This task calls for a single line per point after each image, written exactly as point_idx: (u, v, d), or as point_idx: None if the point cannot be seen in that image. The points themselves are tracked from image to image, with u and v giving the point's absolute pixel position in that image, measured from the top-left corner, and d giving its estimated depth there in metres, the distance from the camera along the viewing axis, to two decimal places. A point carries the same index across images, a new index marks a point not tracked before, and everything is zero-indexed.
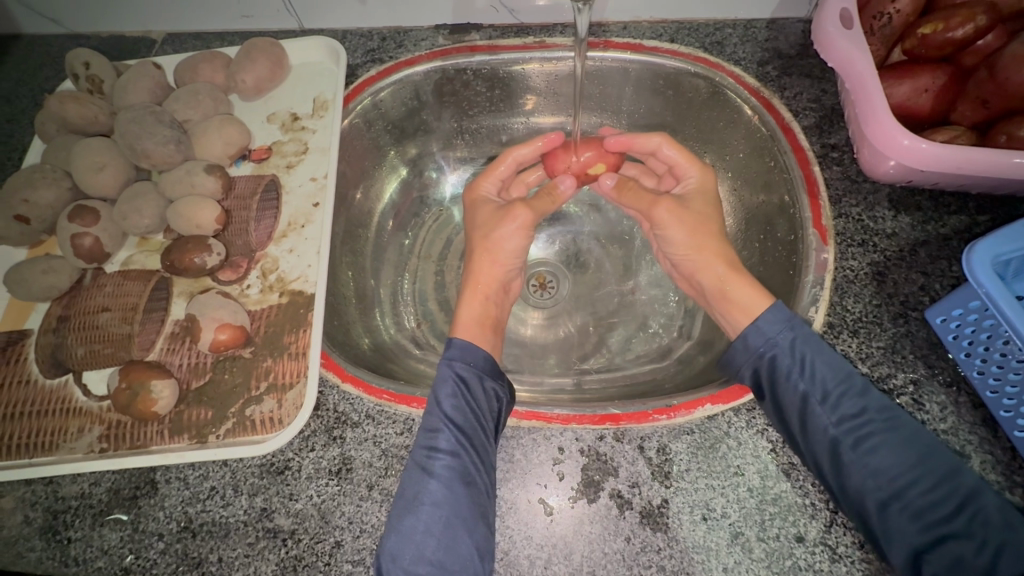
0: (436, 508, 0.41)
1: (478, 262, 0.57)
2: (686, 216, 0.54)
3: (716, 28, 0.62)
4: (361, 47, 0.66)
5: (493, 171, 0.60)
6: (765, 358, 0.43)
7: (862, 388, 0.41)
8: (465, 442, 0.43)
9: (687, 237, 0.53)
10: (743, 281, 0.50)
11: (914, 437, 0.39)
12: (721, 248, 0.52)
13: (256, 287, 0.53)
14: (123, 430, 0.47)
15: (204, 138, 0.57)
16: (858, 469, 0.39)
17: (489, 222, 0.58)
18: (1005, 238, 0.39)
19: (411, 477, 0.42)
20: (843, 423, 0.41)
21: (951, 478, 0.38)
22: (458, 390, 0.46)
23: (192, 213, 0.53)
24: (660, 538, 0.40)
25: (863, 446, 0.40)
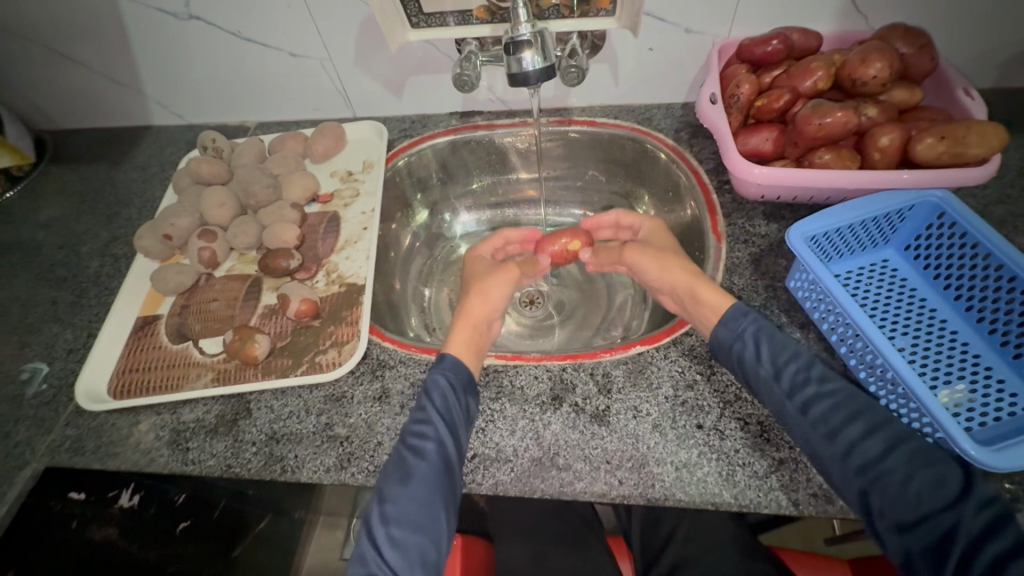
0: (425, 490, 0.53)
1: (473, 299, 0.67)
2: (648, 250, 0.69)
3: (646, 108, 0.89)
4: (397, 128, 0.95)
5: (489, 241, 0.78)
6: (733, 349, 0.57)
7: (807, 363, 0.54)
8: (447, 433, 0.55)
9: (659, 266, 0.67)
10: (708, 286, 0.62)
11: (849, 398, 0.51)
12: (685, 264, 0.65)
13: (322, 281, 0.75)
14: (230, 374, 0.67)
15: (290, 184, 0.83)
16: (811, 427, 0.51)
17: (484, 275, 0.71)
18: (812, 220, 0.61)
19: (406, 459, 0.54)
20: (795, 395, 0.53)
21: (884, 426, 0.49)
22: (446, 390, 0.58)
23: (281, 233, 0.76)
24: (604, 429, 0.58)
25: (811, 411, 0.52)
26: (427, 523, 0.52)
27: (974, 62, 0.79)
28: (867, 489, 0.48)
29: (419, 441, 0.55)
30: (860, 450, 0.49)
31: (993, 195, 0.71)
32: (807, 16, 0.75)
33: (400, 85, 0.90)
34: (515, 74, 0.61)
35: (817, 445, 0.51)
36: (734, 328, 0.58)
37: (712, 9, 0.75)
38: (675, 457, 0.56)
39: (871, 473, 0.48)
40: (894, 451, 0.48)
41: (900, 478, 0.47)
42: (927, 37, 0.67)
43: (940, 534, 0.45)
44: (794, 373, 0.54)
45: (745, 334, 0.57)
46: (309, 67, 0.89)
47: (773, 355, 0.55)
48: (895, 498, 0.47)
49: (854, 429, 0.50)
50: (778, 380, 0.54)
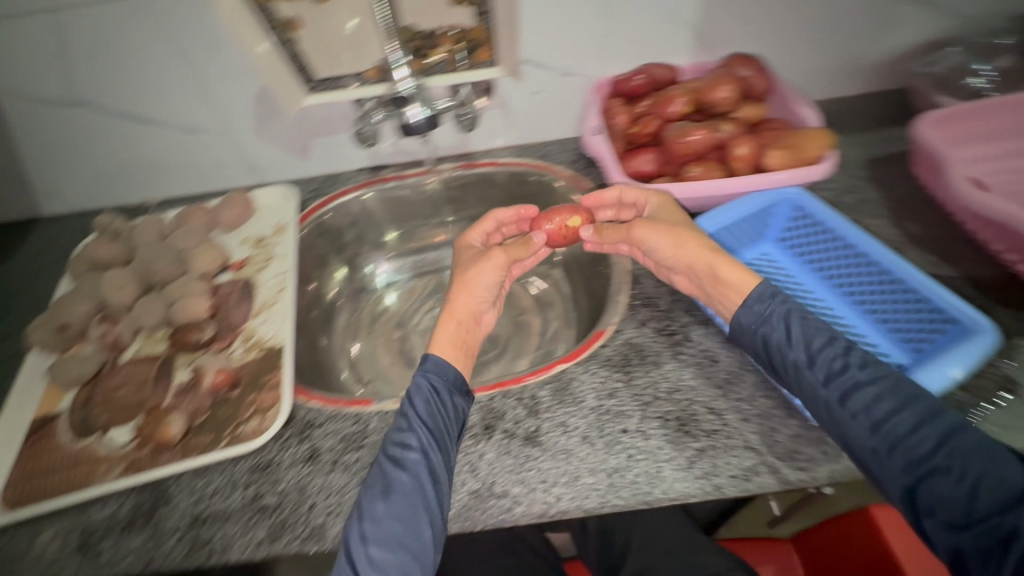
0: (407, 497, 0.53)
1: (458, 292, 0.67)
2: (662, 227, 0.66)
3: (543, 146, 0.96)
4: (306, 189, 0.96)
5: (481, 225, 0.74)
6: (759, 333, 0.59)
7: (844, 349, 0.55)
8: (430, 442, 0.56)
9: (674, 243, 0.65)
10: (729, 264, 0.61)
11: (893, 388, 0.51)
12: (702, 241, 0.63)
13: (240, 349, 0.73)
14: (143, 461, 0.63)
15: (197, 256, 0.82)
16: (852, 418, 0.51)
17: (470, 261, 0.70)
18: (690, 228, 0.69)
19: (388, 470, 0.55)
20: (832, 382, 0.53)
21: (933, 420, 0.49)
22: (430, 397, 0.59)
23: (190, 306, 0.75)
24: (536, 450, 0.60)
25: (851, 400, 0.52)
26: (410, 538, 0.52)
27: (808, 79, 0.92)
28: (915, 484, 0.47)
29: (401, 451, 0.55)
30: (908, 443, 0.48)
31: (842, 186, 0.82)
32: (666, 54, 0.86)
33: (305, 147, 0.93)
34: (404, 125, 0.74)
35: (858, 437, 0.51)
36: (759, 314, 0.59)
37: (584, 54, 0.84)
38: (606, 464, 0.58)
39: (919, 470, 0.48)
40: (943, 445, 0.47)
41: (952, 476, 0.46)
42: (762, 63, 0.79)
43: (1000, 537, 0.43)
44: (829, 359, 0.54)
45: (773, 317, 0.59)
46: (210, 140, 0.90)
47: (808, 340, 0.56)
48: (946, 496, 0.46)
49: (901, 419, 0.50)
50: (811, 368, 0.55)
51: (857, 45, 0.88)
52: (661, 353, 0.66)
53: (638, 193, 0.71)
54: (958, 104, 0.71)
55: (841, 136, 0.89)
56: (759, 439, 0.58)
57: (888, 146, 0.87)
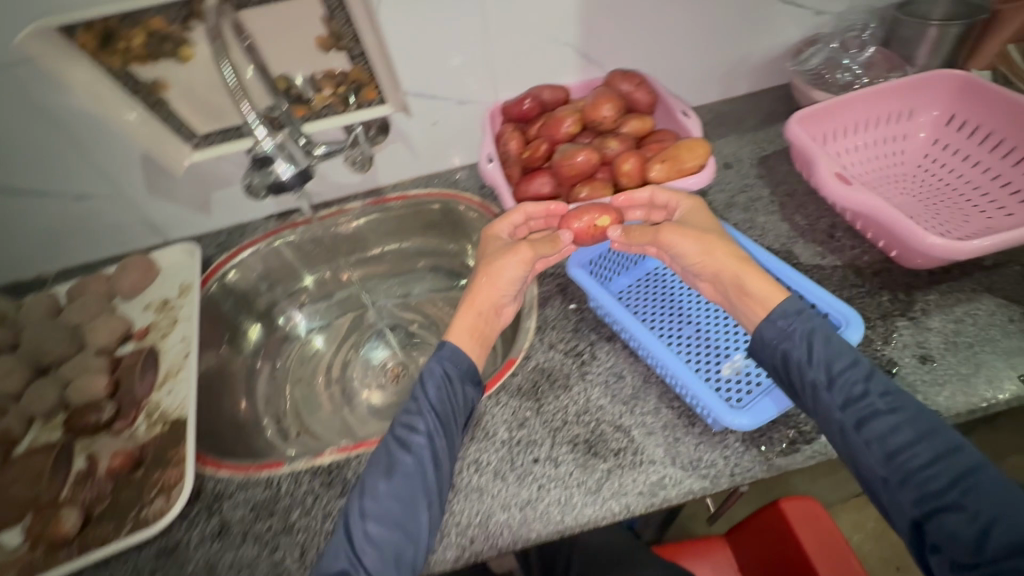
0: (409, 479, 0.54)
1: (483, 281, 0.66)
2: (690, 233, 0.63)
3: (453, 174, 0.96)
4: (213, 243, 0.94)
5: (508, 217, 0.70)
6: (781, 350, 0.56)
7: (866, 374, 0.52)
8: (437, 427, 0.57)
9: (702, 251, 0.62)
10: (759, 277, 0.59)
11: (914, 419, 0.49)
12: (732, 250, 0.61)
13: (143, 425, 0.70)
14: (37, 562, 0.59)
15: (92, 331, 0.78)
16: (865, 446, 0.50)
17: (497, 251, 0.67)
18: (582, 252, 0.72)
19: (393, 450, 0.56)
20: (849, 407, 0.51)
21: (951, 455, 0.47)
22: (442, 383, 0.59)
23: (86, 385, 0.72)
24: (449, 492, 0.59)
25: (866, 428, 0.50)
26: (408, 519, 0.52)
27: (697, 84, 0.95)
28: (921, 519, 0.46)
29: (407, 433, 0.56)
30: (920, 477, 0.47)
31: (735, 187, 0.84)
32: (555, 74, 0.88)
33: (206, 203, 0.90)
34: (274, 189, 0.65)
35: (870, 465, 0.49)
36: (782, 329, 0.56)
37: (474, 83, 0.84)
38: (518, 497, 0.58)
39: (929, 505, 0.46)
40: (958, 483, 0.46)
41: (963, 514, 0.44)
42: (644, 77, 0.81)
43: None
44: (849, 384, 0.52)
45: (797, 336, 0.56)
46: (101, 205, 0.86)
47: (829, 362, 0.53)
48: (952, 535, 0.44)
49: (917, 452, 0.48)
50: (831, 391, 0.52)
51: (736, 49, 0.91)
52: (568, 375, 0.67)
53: (671, 196, 0.68)
54: (817, 102, 0.76)
55: (733, 137, 0.93)
56: (664, 452, 0.59)
57: (777, 142, 0.90)
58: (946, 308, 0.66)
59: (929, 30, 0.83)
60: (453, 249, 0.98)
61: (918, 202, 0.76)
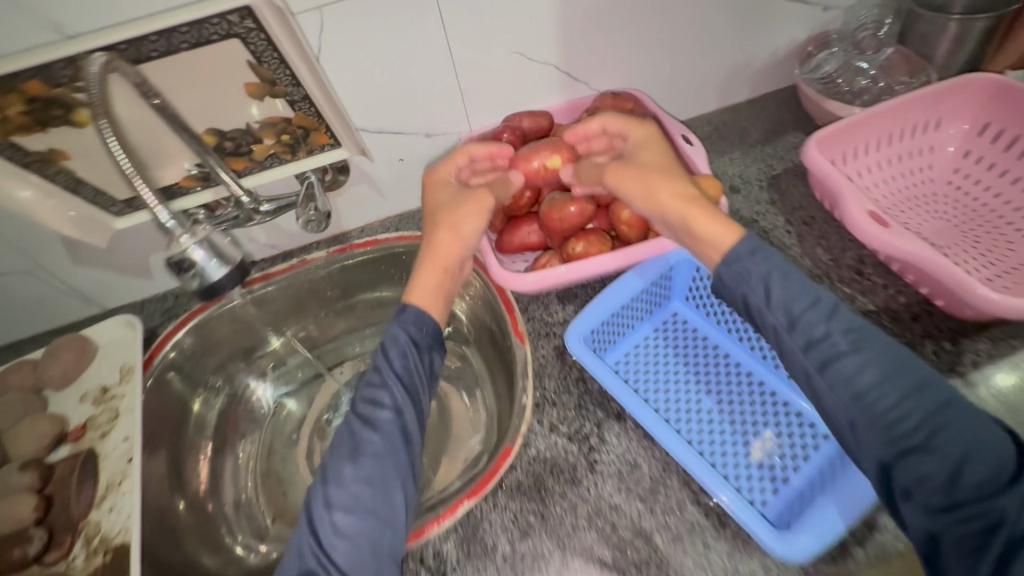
0: (377, 458, 0.54)
1: (440, 234, 0.64)
2: (636, 172, 0.59)
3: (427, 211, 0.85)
4: (158, 310, 0.82)
5: (453, 159, 0.65)
6: (740, 294, 0.53)
7: (828, 314, 0.50)
8: (404, 398, 0.58)
9: (648, 191, 0.58)
10: (707, 219, 0.55)
11: (878, 357, 0.47)
12: (678, 191, 0.56)
13: (81, 555, 0.61)
14: None
15: (17, 440, 0.67)
16: (829, 388, 0.48)
17: (451, 202, 0.65)
18: (583, 318, 0.60)
19: (357, 430, 0.56)
20: (812, 348, 0.49)
21: (920, 392, 0.46)
22: (406, 351, 0.60)
23: (10, 510, 0.61)
24: None
25: (829, 367, 0.48)
26: (379, 504, 0.52)
27: (695, 94, 0.84)
28: (892, 462, 0.45)
29: (372, 410, 0.57)
30: (888, 420, 0.46)
31: (746, 215, 0.75)
32: (535, 95, 0.76)
33: (144, 267, 0.78)
34: (200, 293, 0.50)
35: (835, 407, 0.48)
36: (739, 271, 0.53)
37: (441, 113, 0.73)
38: None
39: (898, 447, 0.45)
40: (928, 419, 0.45)
41: (933, 456, 0.44)
42: (636, 98, 0.71)
43: (980, 524, 0.41)
44: (811, 325, 0.50)
45: (753, 277, 0.52)
46: (19, 282, 0.74)
47: (790, 305, 0.51)
48: (925, 480, 0.44)
49: (883, 393, 0.46)
50: (791, 332, 0.50)
51: (736, 53, 0.80)
52: (573, 466, 0.58)
53: (617, 121, 0.63)
54: (833, 124, 0.66)
55: (738, 153, 0.82)
56: (692, 565, 0.50)
57: (787, 157, 0.81)
58: (1000, 360, 0.58)
59: (950, 24, 0.73)
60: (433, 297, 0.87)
61: (955, 228, 0.67)
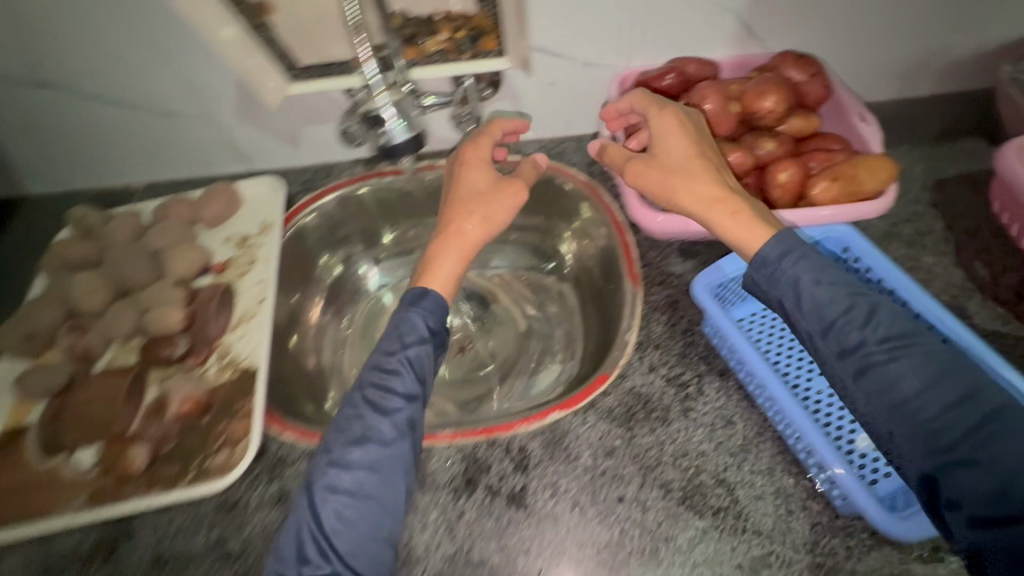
0: (382, 445, 0.51)
1: (471, 220, 0.61)
2: (654, 169, 0.57)
3: (560, 143, 0.86)
4: (297, 181, 0.89)
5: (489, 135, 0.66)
6: (773, 300, 0.53)
7: (867, 319, 0.49)
8: (416, 388, 0.55)
9: (668, 189, 0.56)
10: (730, 221, 0.54)
11: (923, 362, 0.47)
12: (698, 189, 0.55)
13: (214, 367, 0.68)
14: (105, 490, 0.60)
15: (173, 258, 0.76)
16: (866, 397, 0.48)
17: (491, 188, 0.63)
18: (713, 271, 0.61)
19: (365, 414, 0.53)
20: (848, 356, 0.49)
21: (966, 401, 0.45)
22: (423, 338, 0.57)
23: (164, 317, 0.70)
24: (520, 513, 0.54)
25: (866, 374, 0.48)
26: (383, 491, 0.50)
27: (874, 76, 0.77)
28: (937, 472, 0.44)
29: (382, 396, 0.54)
30: (930, 429, 0.45)
31: (901, 213, 0.69)
32: (704, 43, 0.73)
33: (295, 136, 0.84)
34: (382, 148, 0.66)
35: (873, 414, 0.48)
36: (770, 274, 0.52)
37: (608, 42, 0.72)
38: (596, 537, 0.53)
39: (941, 459, 0.44)
40: (975, 429, 0.44)
41: (980, 469, 0.42)
42: (819, 62, 0.66)
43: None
44: (845, 333, 0.49)
45: (780, 282, 0.51)
46: (193, 125, 0.82)
47: (825, 311, 0.50)
48: (972, 489, 0.42)
49: (924, 403, 0.45)
50: (825, 339, 0.50)
51: (935, 38, 0.73)
52: (667, 409, 0.59)
53: (644, 102, 0.60)
54: None
55: (905, 148, 0.75)
56: (773, 523, 0.51)
57: (960, 163, 0.73)
58: None
59: None
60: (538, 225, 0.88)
61: None
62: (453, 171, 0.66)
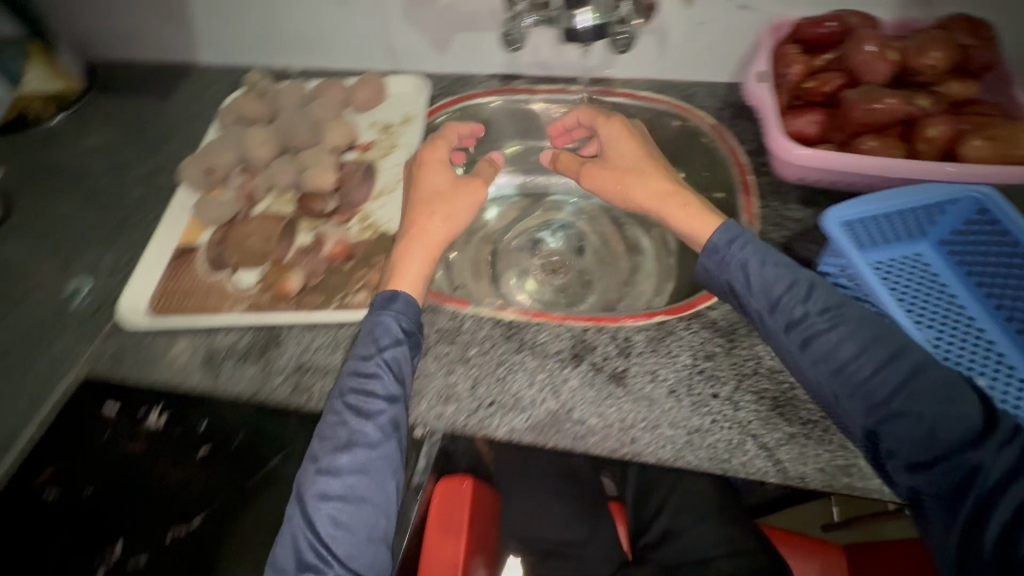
0: (370, 448, 0.55)
1: (431, 220, 0.66)
2: (602, 172, 0.70)
3: (691, 86, 0.88)
4: (437, 85, 0.95)
5: (439, 141, 0.72)
6: (725, 281, 0.60)
7: (807, 294, 0.56)
8: (397, 389, 0.58)
9: (618, 189, 0.69)
10: (680, 212, 0.64)
11: (855, 330, 0.54)
12: (645, 187, 0.67)
13: (356, 227, 0.77)
14: (262, 304, 0.70)
15: (330, 130, 0.84)
16: (812, 363, 0.54)
17: (449, 190, 0.68)
18: (853, 205, 0.60)
19: (350, 419, 0.56)
20: (793, 329, 0.56)
21: (895, 357, 0.52)
22: (399, 340, 0.60)
23: (318, 176, 0.78)
24: (620, 390, 0.60)
25: (809, 344, 0.55)
26: (374, 492, 0.54)
27: None
28: (876, 428, 0.51)
29: (363, 400, 0.56)
30: (866, 388, 0.52)
31: None
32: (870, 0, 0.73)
33: (446, 41, 0.91)
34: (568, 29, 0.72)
35: (819, 380, 0.54)
36: (721, 259, 0.60)
37: None
38: (687, 422, 0.58)
39: (879, 416, 0.51)
40: (905, 384, 0.51)
41: (913, 421, 0.50)
42: (990, 29, 0.66)
43: (958, 475, 0.48)
44: (790, 307, 0.56)
45: (732, 267, 0.59)
46: (361, 14, 0.89)
47: (769, 290, 0.57)
48: (907, 438, 0.50)
49: (860, 364, 0.52)
50: (772, 316, 0.57)
51: None
52: None
53: (594, 117, 0.74)
54: None
55: None
56: None
57: None
58: None
59: None
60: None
61: None
62: (415, 171, 0.71)
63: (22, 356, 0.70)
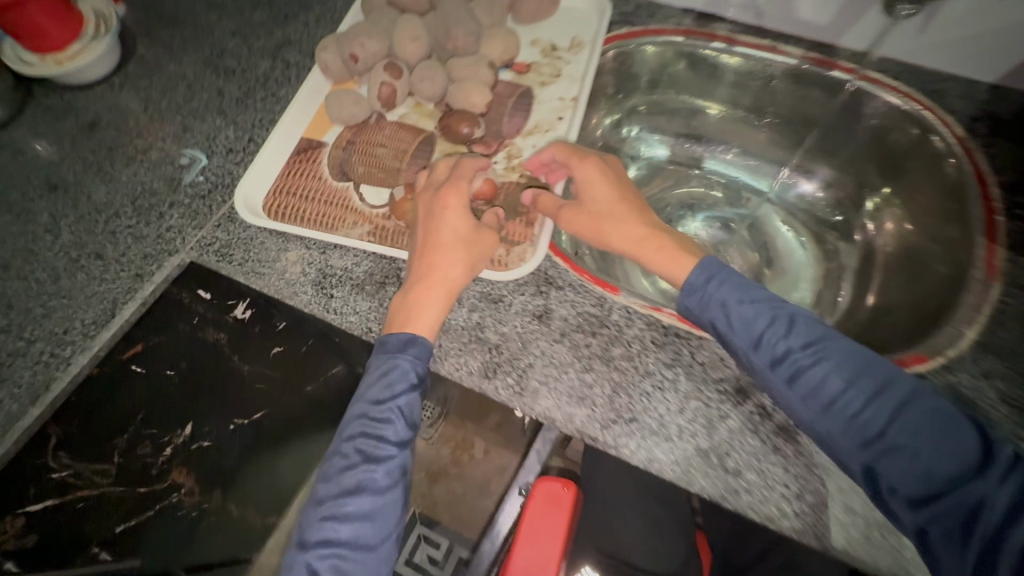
0: (377, 496, 0.48)
1: (455, 266, 0.53)
2: (579, 215, 0.56)
3: (941, 79, 0.69)
4: (617, 8, 0.77)
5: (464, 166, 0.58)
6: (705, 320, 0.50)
7: (788, 326, 0.47)
8: (409, 433, 0.50)
9: (598, 237, 0.55)
10: (664, 259, 0.53)
11: (844, 362, 0.45)
12: (625, 235, 0.54)
13: (502, 164, 0.67)
14: (387, 232, 0.62)
15: (491, 39, 0.70)
16: (801, 401, 0.46)
17: (472, 233, 0.54)
18: None
19: (356, 465, 0.48)
20: (778, 364, 0.47)
21: (888, 387, 0.44)
22: (416, 382, 0.51)
23: (469, 94, 0.66)
24: (791, 448, 0.49)
25: (795, 379, 0.46)
26: (378, 540, 0.48)
27: None
28: (873, 464, 0.43)
29: (374, 445, 0.49)
30: (858, 422, 0.44)
31: None
32: None
33: None
34: None
35: (809, 419, 0.46)
36: (700, 299, 0.50)
37: None
38: (866, 510, 0.47)
39: (874, 451, 0.43)
40: (898, 416, 0.43)
41: (906, 455, 0.43)
42: None
43: (962, 513, 0.41)
44: (774, 343, 0.47)
45: (710, 305, 0.50)
46: None
47: (751, 323, 0.48)
48: (906, 472, 0.42)
49: (849, 398, 0.44)
50: (757, 351, 0.47)
51: None
52: (997, 424, 0.51)
53: (569, 155, 0.58)
54: None
55: None
56: None
57: None
58: None
59: None
60: (843, 171, 0.77)
61: None
62: (429, 205, 0.55)
63: (129, 223, 0.65)
